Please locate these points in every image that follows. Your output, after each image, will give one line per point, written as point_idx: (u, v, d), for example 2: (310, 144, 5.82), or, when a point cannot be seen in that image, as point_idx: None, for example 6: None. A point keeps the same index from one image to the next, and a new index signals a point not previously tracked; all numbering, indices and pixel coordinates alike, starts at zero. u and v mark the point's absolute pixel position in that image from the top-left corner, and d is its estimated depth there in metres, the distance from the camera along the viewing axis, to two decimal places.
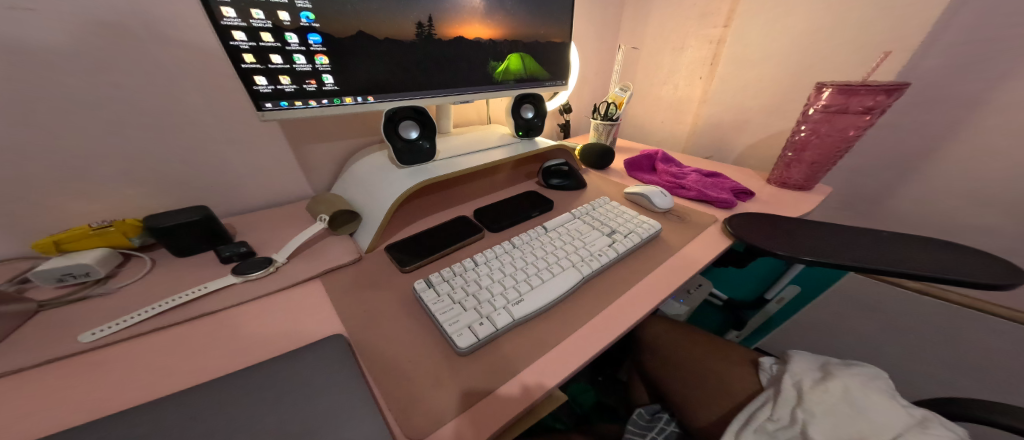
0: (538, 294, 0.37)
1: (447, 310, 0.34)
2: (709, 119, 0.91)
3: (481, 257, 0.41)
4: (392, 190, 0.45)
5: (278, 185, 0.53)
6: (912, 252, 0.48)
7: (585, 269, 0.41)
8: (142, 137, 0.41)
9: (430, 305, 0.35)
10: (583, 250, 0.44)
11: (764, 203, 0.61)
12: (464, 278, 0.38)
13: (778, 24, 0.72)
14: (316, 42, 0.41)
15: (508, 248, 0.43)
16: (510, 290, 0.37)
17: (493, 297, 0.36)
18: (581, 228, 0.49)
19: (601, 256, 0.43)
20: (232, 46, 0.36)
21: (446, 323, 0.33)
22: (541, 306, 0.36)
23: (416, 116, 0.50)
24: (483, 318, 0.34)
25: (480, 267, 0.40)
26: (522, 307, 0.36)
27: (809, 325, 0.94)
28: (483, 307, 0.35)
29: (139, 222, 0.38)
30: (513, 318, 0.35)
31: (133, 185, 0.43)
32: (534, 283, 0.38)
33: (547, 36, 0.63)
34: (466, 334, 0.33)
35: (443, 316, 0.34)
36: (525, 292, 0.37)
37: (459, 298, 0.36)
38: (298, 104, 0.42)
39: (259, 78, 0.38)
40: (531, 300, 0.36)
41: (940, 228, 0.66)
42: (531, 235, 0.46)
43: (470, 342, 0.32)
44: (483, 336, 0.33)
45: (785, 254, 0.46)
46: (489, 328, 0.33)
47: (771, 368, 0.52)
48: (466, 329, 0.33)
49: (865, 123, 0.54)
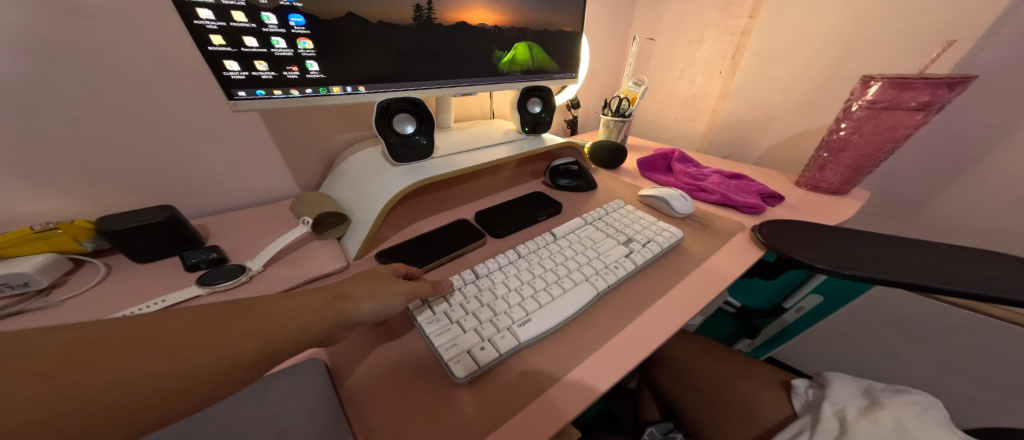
0: (548, 313, 0.32)
1: (443, 331, 0.30)
2: (728, 117, 0.86)
3: (483, 267, 0.37)
4: (384, 191, 0.41)
5: (260, 183, 0.49)
6: (983, 270, 0.41)
7: (600, 283, 0.36)
8: (106, 128, 0.37)
9: (423, 326, 0.30)
10: (597, 261, 0.39)
11: (793, 209, 0.55)
12: (464, 294, 0.33)
13: (814, 13, 0.66)
14: (299, 24, 0.36)
15: (512, 259, 0.39)
16: (516, 308, 0.33)
17: (496, 316, 0.32)
18: (595, 235, 0.44)
19: (617, 268, 0.39)
20: (197, 26, 0.31)
21: (441, 348, 0.29)
22: (550, 327, 0.32)
23: (412, 108, 0.45)
24: (485, 342, 0.30)
25: (481, 281, 0.35)
26: (529, 329, 0.31)
27: (831, 336, 0.88)
28: (484, 329, 0.30)
29: (91, 224, 0.34)
30: (519, 341, 0.30)
31: (95, 182, 0.39)
32: (543, 299, 0.34)
33: (557, 24, 0.58)
34: (464, 361, 0.28)
35: (438, 339, 0.29)
36: (533, 311, 0.33)
37: (457, 317, 0.31)
38: (277, 94, 0.37)
39: (231, 62, 0.34)
40: (539, 320, 0.32)
41: (988, 237, 0.60)
42: (539, 242, 0.42)
43: (468, 371, 0.27)
44: (484, 363, 0.28)
45: (825, 267, 0.41)
46: (491, 353, 0.29)
47: (806, 392, 0.47)
48: (464, 355, 0.28)
49: (917, 122, 0.49)
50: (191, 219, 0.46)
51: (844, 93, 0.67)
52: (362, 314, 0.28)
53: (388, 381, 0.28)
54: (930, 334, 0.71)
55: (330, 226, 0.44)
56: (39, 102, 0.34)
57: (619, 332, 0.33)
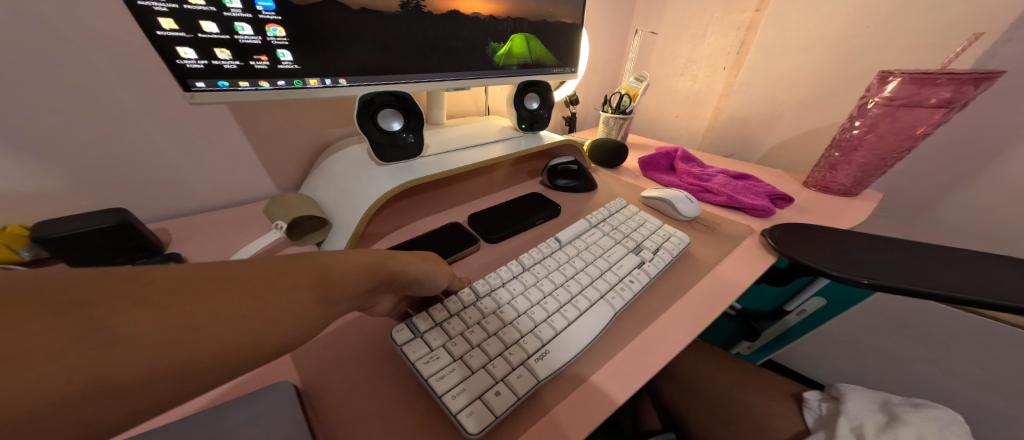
0: (566, 343, 0.29)
1: (445, 373, 0.25)
2: (732, 114, 0.83)
3: (482, 287, 0.33)
4: (370, 192, 0.37)
5: (233, 183, 0.46)
6: (1012, 278, 0.38)
7: (617, 301, 0.33)
8: (46, 122, 0.33)
9: (419, 367, 0.26)
10: (609, 274, 0.36)
11: (802, 211, 0.53)
12: (464, 322, 0.29)
13: (824, 5, 0.64)
14: (267, 9, 0.32)
15: (514, 274, 0.35)
16: (529, 339, 0.29)
17: (507, 351, 0.28)
18: (603, 241, 0.41)
19: (632, 281, 0.36)
20: (142, 7, 0.27)
21: (447, 397, 0.24)
22: (569, 358, 0.28)
23: (398, 103, 0.41)
24: (499, 384, 0.26)
25: (483, 303, 0.31)
26: (546, 362, 0.27)
27: (832, 340, 0.86)
28: (495, 367, 0.26)
29: (26, 230, 0.31)
30: (537, 378, 0.26)
31: (42, 182, 0.35)
32: (558, 325, 0.30)
33: (557, 15, 0.55)
34: (477, 412, 0.24)
35: (440, 384, 0.25)
36: (548, 340, 0.29)
37: (461, 352, 0.27)
38: (243, 86, 0.34)
39: (186, 50, 0.30)
40: (556, 352, 0.28)
41: (998, 241, 0.58)
42: (542, 253, 0.38)
43: (484, 423, 0.23)
44: (501, 412, 0.24)
45: (847, 276, 0.38)
46: (508, 398, 0.25)
47: (819, 406, 0.45)
48: (476, 404, 0.24)
49: (937, 121, 0.47)
50: (155, 222, 0.42)
51: (851, 88, 0.65)
52: (409, 275, 0.27)
53: (366, 406, 0.25)
54: (936, 339, 0.69)
55: (308, 231, 0.40)
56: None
57: (622, 347, 0.30)
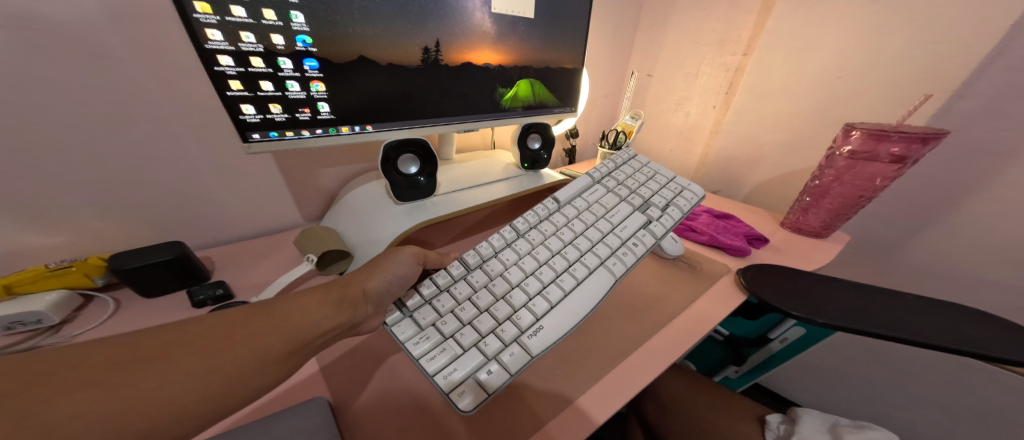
0: (557, 318, 0.34)
1: (436, 355, 0.31)
2: (720, 152, 0.90)
3: (474, 259, 0.38)
4: (389, 230, 0.42)
5: (265, 214, 0.51)
6: (935, 320, 0.44)
7: (616, 269, 0.38)
8: (116, 162, 0.39)
9: (409, 347, 0.31)
10: (612, 237, 0.41)
11: (776, 251, 0.58)
12: (456, 298, 0.35)
13: (803, 56, 0.70)
14: (312, 68, 0.38)
15: (509, 241, 0.40)
16: (522, 316, 0.34)
17: (500, 329, 0.33)
18: (604, 200, 0.45)
19: (637, 245, 0.41)
20: (217, 72, 0.33)
21: (440, 378, 0.30)
22: (558, 335, 0.33)
23: (418, 149, 0.47)
24: (491, 363, 0.31)
25: (474, 277, 0.36)
26: (537, 339, 0.32)
27: (813, 369, 0.90)
28: (487, 346, 0.32)
29: (102, 262, 0.37)
30: (529, 353, 0.32)
31: (108, 213, 0.41)
32: (552, 298, 0.35)
33: (558, 61, 0.60)
34: (470, 392, 0.29)
35: (432, 366, 0.30)
36: (540, 314, 0.34)
37: (452, 331, 0.33)
38: (288, 135, 0.39)
39: (247, 106, 0.36)
40: (545, 327, 0.33)
41: (956, 284, 0.63)
42: (542, 214, 0.43)
43: (476, 402, 0.29)
44: (493, 390, 0.29)
45: (800, 315, 0.43)
46: (500, 378, 0.30)
47: (778, 428, 0.49)
48: (468, 384, 0.29)
49: (893, 173, 0.53)
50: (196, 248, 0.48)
51: (827, 133, 0.71)
52: (375, 284, 0.35)
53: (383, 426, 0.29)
54: (902, 371, 0.73)
55: (332, 260, 0.45)
56: (49, 136, 0.35)
57: (605, 373, 0.34)
